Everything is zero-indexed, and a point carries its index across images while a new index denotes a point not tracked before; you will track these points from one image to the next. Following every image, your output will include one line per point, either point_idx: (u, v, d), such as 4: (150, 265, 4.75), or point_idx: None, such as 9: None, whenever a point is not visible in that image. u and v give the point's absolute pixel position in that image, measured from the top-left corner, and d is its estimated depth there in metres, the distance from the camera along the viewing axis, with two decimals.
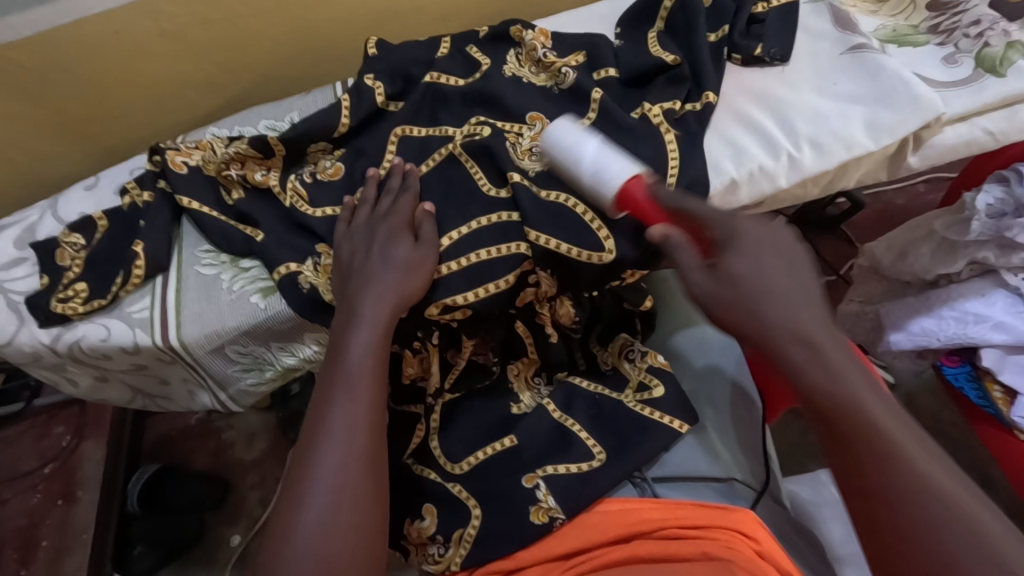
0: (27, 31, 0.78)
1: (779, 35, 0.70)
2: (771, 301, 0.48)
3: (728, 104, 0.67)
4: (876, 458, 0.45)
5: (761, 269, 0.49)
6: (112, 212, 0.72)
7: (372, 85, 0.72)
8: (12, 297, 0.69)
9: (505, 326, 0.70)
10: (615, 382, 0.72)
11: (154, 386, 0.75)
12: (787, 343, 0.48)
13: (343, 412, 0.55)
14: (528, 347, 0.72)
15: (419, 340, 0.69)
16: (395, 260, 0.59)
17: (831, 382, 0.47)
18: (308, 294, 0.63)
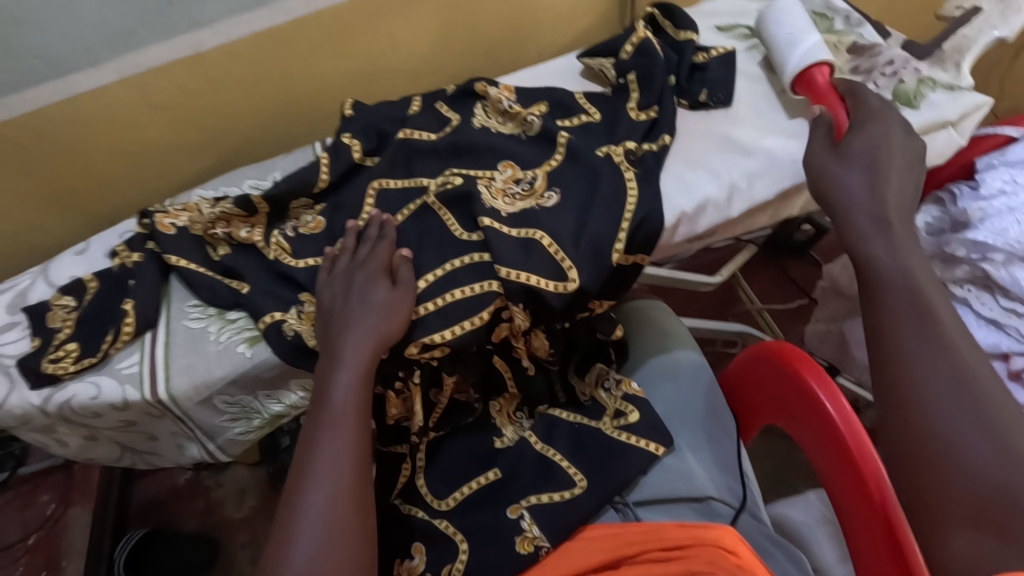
0: (22, 109, 0.84)
1: (721, 80, 0.76)
2: (866, 210, 0.62)
3: (676, 145, 0.73)
4: (911, 316, 0.57)
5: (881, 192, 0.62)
6: (101, 274, 0.75)
7: (349, 143, 0.77)
8: (3, 361, 0.72)
9: (484, 361, 0.73)
10: (592, 411, 0.75)
11: (142, 442, 0.76)
12: (867, 224, 0.61)
13: (329, 451, 0.57)
14: (507, 381, 0.75)
15: (401, 379, 0.70)
16: (374, 303, 0.63)
17: (892, 270, 0.59)
18: (292, 340, 0.66)
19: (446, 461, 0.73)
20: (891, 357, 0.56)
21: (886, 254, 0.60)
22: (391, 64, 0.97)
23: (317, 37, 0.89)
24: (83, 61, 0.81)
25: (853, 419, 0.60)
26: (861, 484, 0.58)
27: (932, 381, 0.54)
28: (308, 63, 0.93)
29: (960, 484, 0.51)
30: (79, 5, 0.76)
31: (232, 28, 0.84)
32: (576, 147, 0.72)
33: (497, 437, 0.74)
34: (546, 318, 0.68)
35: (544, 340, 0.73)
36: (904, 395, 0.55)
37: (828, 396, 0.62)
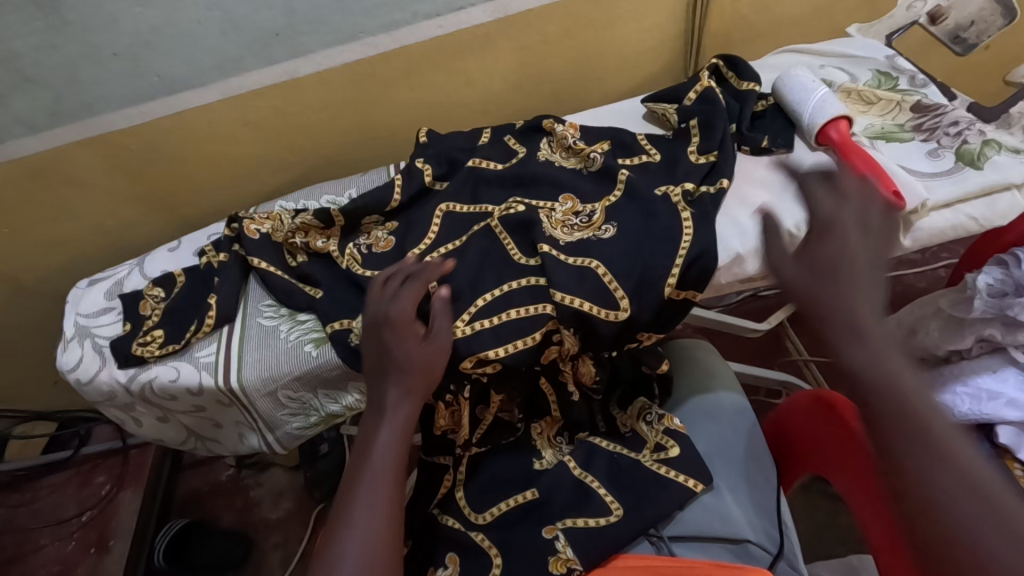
0: (138, 120, 0.95)
1: (781, 129, 0.78)
2: (859, 310, 0.53)
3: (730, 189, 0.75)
4: (900, 418, 0.51)
5: (835, 279, 0.55)
6: (189, 270, 0.83)
7: (421, 167, 0.83)
8: (98, 341, 0.79)
9: (531, 382, 0.76)
10: (631, 444, 0.76)
11: (207, 429, 0.82)
12: (840, 328, 0.53)
13: (369, 506, 0.58)
14: (551, 404, 0.78)
15: (451, 393, 0.73)
16: (414, 351, 0.64)
17: (876, 369, 0.52)
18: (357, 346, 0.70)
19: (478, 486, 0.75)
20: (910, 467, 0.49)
21: (857, 351, 0.52)
22: (464, 98, 1.04)
23: (398, 71, 0.97)
24: (194, 82, 0.92)
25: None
26: (904, 538, 0.59)
27: (955, 494, 0.48)
28: (389, 95, 1.00)
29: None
30: (198, 33, 0.86)
31: (325, 58, 0.93)
32: (636, 184, 0.75)
33: (536, 456, 0.76)
34: (596, 344, 0.70)
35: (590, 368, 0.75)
36: (915, 508, 0.49)
37: (874, 448, 0.63)
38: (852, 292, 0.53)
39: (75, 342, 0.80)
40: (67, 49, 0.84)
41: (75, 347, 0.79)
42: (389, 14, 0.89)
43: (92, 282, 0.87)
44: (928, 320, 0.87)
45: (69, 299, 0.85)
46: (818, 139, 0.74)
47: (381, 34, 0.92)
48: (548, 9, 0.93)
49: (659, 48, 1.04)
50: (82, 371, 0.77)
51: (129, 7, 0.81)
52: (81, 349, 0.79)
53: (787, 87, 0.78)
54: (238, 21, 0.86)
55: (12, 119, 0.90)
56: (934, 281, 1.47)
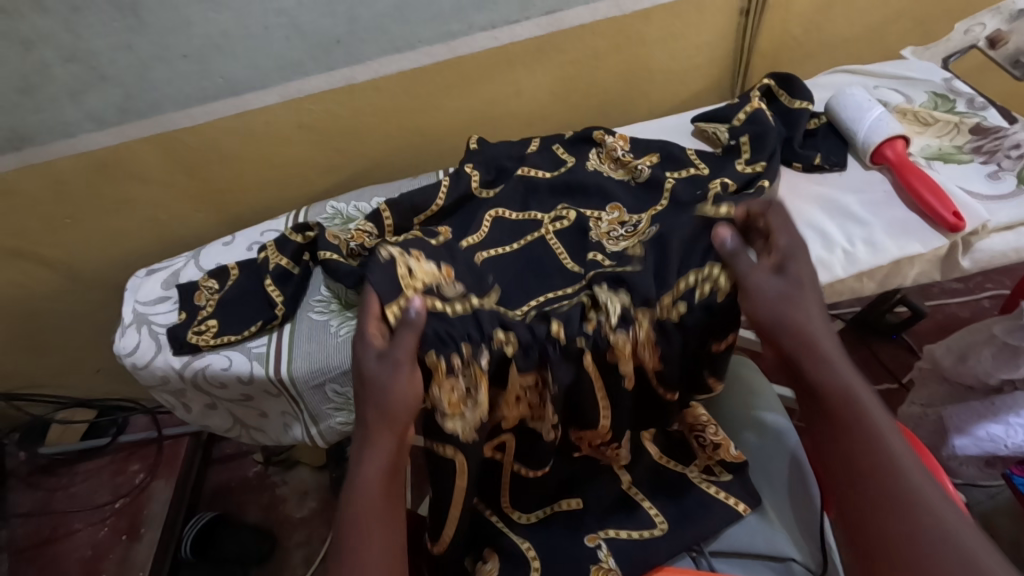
0: (200, 119, 0.99)
1: (835, 146, 0.77)
2: (820, 330, 0.57)
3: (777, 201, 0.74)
4: (858, 425, 0.54)
5: (797, 299, 0.58)
6: (243, 263, 0.86)
7: (469, 172, 0.84)
8: (154, 327, 0.82)
9: (573, 360, 0.63)
10: (665, 447, 0.76)
11: (253, 418, 0.84)
12: (797, 338, 0.57)
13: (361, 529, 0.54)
14: (596, 391, 0.64)
15: (460, 358, 0.60)
16: (385, 379, 0.57)
17: (839, 384, 0.55)
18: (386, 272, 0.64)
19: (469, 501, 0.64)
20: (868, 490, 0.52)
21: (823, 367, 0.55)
22: (512, 109, 1.06)
23: (450, 80, 1.00)
24: (256, 84, 0.95)
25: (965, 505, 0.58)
26: None
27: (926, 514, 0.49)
28: (439, 103, 1.03)
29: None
30: (263, 37, 0.89)
31: (382, 66, 0.96)
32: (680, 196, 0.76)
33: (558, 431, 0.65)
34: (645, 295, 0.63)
35: (648, 339, 0.64)
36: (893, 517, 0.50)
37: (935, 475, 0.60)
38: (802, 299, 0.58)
39: (132, 328, 0.83)
40: (141, 49, 0.88)
41: (132, 333, 0.82)
42: (446, 25, 0.92)
43: (150, 271, 0.90)
44: (980, 347, 0.85)
45: (128, 287, 0.88)
46: (873, 157, 0.73)
47: (437, 43, 0.94)
48: (600, 24, 0.95)
49: (707, 66, 1.05)
50: (137, 357, 0.80)
51: (202, 11, 0.85)
52: (138, 334, 0.82)
53: (841, 105, 0.78)
54: (302, 27, 0.89)
55: (85, 115, 0.95)
56: (981, 312, 1.43)
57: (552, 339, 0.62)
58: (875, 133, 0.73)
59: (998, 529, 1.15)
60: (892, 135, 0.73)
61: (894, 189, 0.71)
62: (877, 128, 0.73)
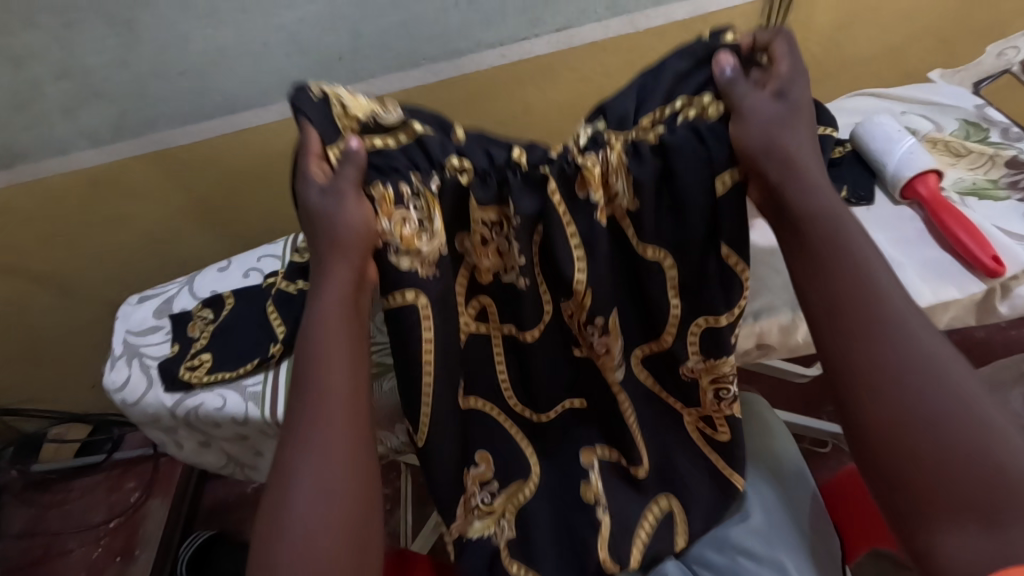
0: (197, 136, 0.94)
1: (860, 179, 0.72)
2: (804, 158, 0.52)
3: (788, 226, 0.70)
4: (841, 258, 0.49)
5: (787, 125, 0.53)
6: (238, 292, 0.83)
7: None
8: (145, 360, 0.79)
9: (537, 185, 0.56)
10: (659, 370, 0.66)
11: (247, 457, 0.80)
12: (780, 166, 0.52)
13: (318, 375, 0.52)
14: (566, 234, 0.56)
15: (411, 185, 0.55)
16: (333, 213, 0.54)
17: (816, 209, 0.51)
18: (320, 103, 0.56)
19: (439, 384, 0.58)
20: (853, 332, 0.47)
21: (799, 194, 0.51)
22: (520, 127, 1.02)
23: (458, 98, 0.96)
24: (255, 102, 0.91)
25: None
26: None
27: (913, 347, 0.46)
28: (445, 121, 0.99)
29: (954, 470, 0.42)
30: (263, 55, 0.85)
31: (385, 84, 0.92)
32: None
33: (525, 281, 0.59)
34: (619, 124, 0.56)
35: (623, 171, 0.55)
36: (882, 364, 0.45)
37: None
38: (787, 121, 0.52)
39: (123, 360, 0.79)
40: (136, 66, 0.83)
41: (122, 366, 0.79)
42: (453, 42, 0.88)
43: (143, 299, 0.87)
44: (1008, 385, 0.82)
45: (120, 316, 0.84)
46: (904, 192, 0.69)
47: (444, 61, 0.90)
48: (613, 41, 0.91)
49: None
50: (127, 392, 0.77)
51: (199, 27, 0.80)
52: (129, 368, 0.78)
53: (868, 134, 0.73)
54: (304, 44, 0.85)
55: (77, 132, 0.90)
56: (998, 334, 1.39)
57: (512, 164, 0.56)
58: (907, 167, 0.68)
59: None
60: (923, 170, 0.68)
61: (926, 227, 0.67)
62: (908, 162, 0.69)
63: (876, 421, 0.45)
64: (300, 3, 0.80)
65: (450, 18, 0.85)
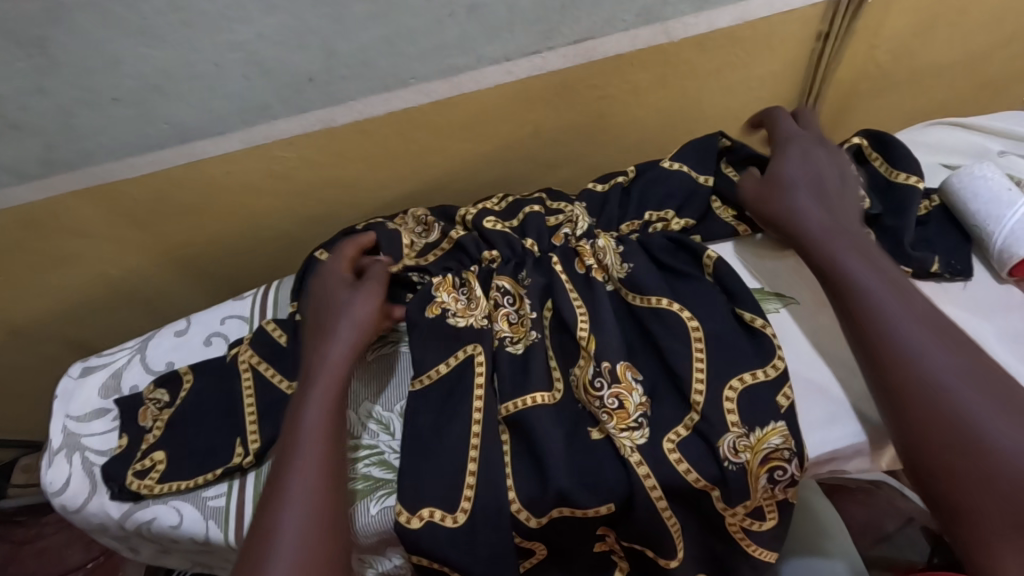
0: (145, 168, 0.79)
1: (955, 246, 0.59)
2: (817, 206, 0.60)
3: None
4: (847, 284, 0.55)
5: (804, 187, 0.61)
6: (196, 366, 0.69)
7: (486, 258, 0.69)
8: (88, 456, 0.67)
9: (545, 269, 0.67)
10: (697, 452, 0.55)
11: (214, 567, 0.68)
12: (800, 220, 0.59)
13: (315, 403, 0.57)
14: (575, 305, 0.63)
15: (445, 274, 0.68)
16: (348, 302, 0.63)
17: (827, 237, 0.57)
18: (389, 236, 0.71)
19: (453, 431, 0.58)
20: (890, 357, 0.51)
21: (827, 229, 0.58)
22: (528, 151, 0.87)
23: (457, 121, 0.80)
24: (211, 129, 0.76)
25: None
26: None
27: (941, 366, 0.49)
28: (440, 146, 0.84)
29: (1003, 493, 0.46)
30: (217, 76, 0.69)
31: (367, 106, 0.76)
32: (723, 274, 0.63)
33: (536, 333, 0.63)
34: (607, 226, 0.71)
35: (612, 249, 0.66)
36: (908, 386, 0.50)
37: None
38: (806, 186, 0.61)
39: (62, 456, 0.67)
40: (59, 93, 0.67)
41: (61, 463, 0.66)
42: (448, 57, 0.72)
43: (85, 369, 0.73)
44: None
45: (57, 394, 0.71)
46: (1012, 270, 0.56)
47: (438, 80, 0.75)
48: (641, 53, 0.76)
49: (768, 99, 0.86)
50: (68, 498, 0.65)
51: (133, 47, 0.64)
52: (69, 466, 0.66)
53: (966, 191, 0.59)
54: (266, 65, 0.69)
55: None
56: None
57: (527, 252, 0.68)
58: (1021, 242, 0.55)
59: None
60: None
61: None
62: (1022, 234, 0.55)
63: (924, 440, 0.49)
64: (255, 15, 0.64)
65: (446, 31, 0.69)
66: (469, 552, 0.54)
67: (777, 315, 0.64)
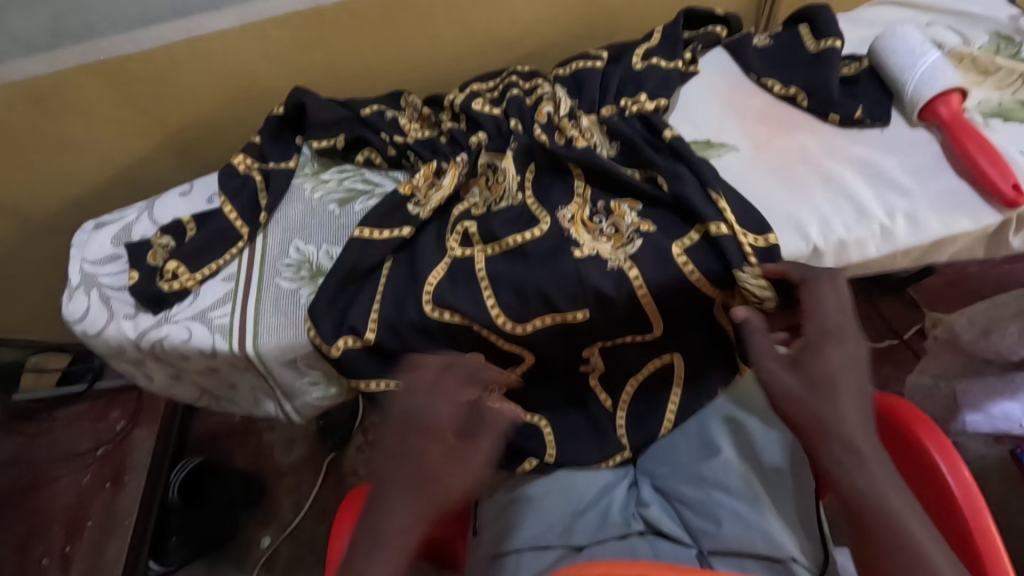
0: (147, 45, 0.85)
1: (879, 98, 0.67)
2: (841, 407, 0.53)
3: (792, 140, 0.67)
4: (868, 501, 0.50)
5: (826, 392, 0.53)
6: (199, 216, 0.76)
7: (476, 140, 0.72)
8: (104, 291, 0.74)
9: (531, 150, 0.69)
10: (648, 261, 0.61)
11: (222, 389, 0.77)
12: (823, 439, 0.52)
13: (400, 509, 0.57)
14: (574, 174, 0.68)
15: (443, 157, 0.74)
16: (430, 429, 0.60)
17: (856, 457, 0.51)
18: (390, 120, 0.79)
19: (458, 274, 0.65)
20: None
21: (852, 436, 0.52)
22: (507, 40, 0.93)
23: (438, 4, 0.86)
24: (207, 4, 0.82)
25: (967, 478, 0.58)
26: (959, 528, 0.58)
27: None
28: (424, 31, 0.90)
29: None
30: None
31: None
32: (682, 141, 0.67)
33: (521, 195, 0.67)
34: (589, 108, 0.73)
35: (598, 128, 0.70)
36: None
37: (937, 447, 0.60)
38: (818, 393, 0.53)
39: (81, 291, 0.74)
40: None
41: (80, 296, 0.74)
42: None
43: (98, 225, 0.80)
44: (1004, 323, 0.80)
45: (75, 243, 0.78)
46: (920, 113, 0.64)
47: None
48: None
49: None
50: (88, 323, 0.72)
51: None
52: (88, 299, 0.74)
53: (887, 49, 0.67)
54: None
55: (9, 37, 0.81)
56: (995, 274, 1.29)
57: (511, 131, 0.72)
58: (933, 83, 0.63)
59: (1009, 506, 1.04)
60: (949, 87, 0.63)
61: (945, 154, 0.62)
62: (933, 78, 0.63)
63: None
64: None
65: None
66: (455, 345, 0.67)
67: (717, 161, 0.67)
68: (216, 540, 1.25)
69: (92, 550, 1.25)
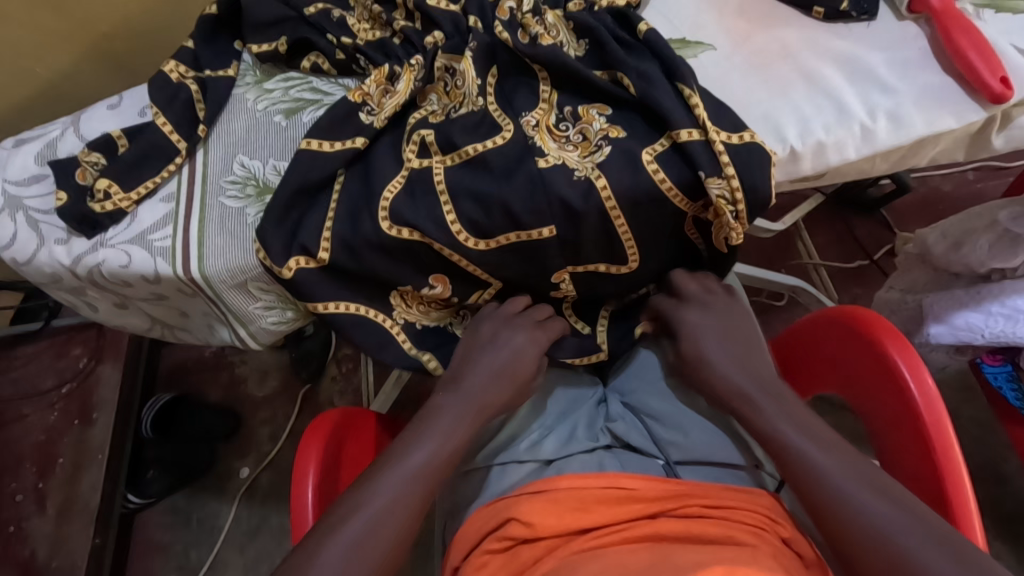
0: None
1: None
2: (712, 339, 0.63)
3: (772, 36, 0.62)
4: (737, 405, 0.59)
5: (711, 330, 0.64)
6: (130, 130, 0.69)
7: (432, 40, 0.66)
8: (31, 215, 0.68)
9: (493, 52, 0.63)
10: (618, 170, 0.57)
11: (174, 317, 0.74)
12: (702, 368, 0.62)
13: (451, 416, 0.60)
14: (539, 77, 0.62)
15: (398, 61, 0.67)
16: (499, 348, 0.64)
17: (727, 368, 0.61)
18: (338, 21, 0.71)
19: (416, 189, 0.61)
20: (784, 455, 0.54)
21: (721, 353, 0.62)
22: None
23: None
24: None
25: (930, 388, 0.58)
26: (919, 439, 0.59)
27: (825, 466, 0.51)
28: None
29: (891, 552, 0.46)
30: None
31: None
32: (658, 37, 0.61)
33: (482, 100, 0.62)
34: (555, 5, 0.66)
35: (564, 25, 0.64)
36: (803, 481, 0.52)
37: (903, 358, 0.60)
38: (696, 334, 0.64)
39: (6, 216, 0.68)
40: None
41: (6, 221, 0.68)
42: None
43: (19, 142, 0.73)
44: (978, 232, 0.79)
45: None
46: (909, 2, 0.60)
47: None
48: None
49: None
50: (17, 250, 0.67)
51: None
52: (14, 224, 0.68)
53: None
54: None
55: None
56: (967, 188, 1.27)
57: (470, 30, 0.65)
58: None
59: (961, 415, 1.09)
60: None
61: (934, 47, 0.58)
62: None
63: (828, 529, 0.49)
64: None
65: None
66: (415, 265, 0.64)
67: (693, 62, 0.62)
68: (193, 473, 1.25)
69: (66, 485, 1.17)
